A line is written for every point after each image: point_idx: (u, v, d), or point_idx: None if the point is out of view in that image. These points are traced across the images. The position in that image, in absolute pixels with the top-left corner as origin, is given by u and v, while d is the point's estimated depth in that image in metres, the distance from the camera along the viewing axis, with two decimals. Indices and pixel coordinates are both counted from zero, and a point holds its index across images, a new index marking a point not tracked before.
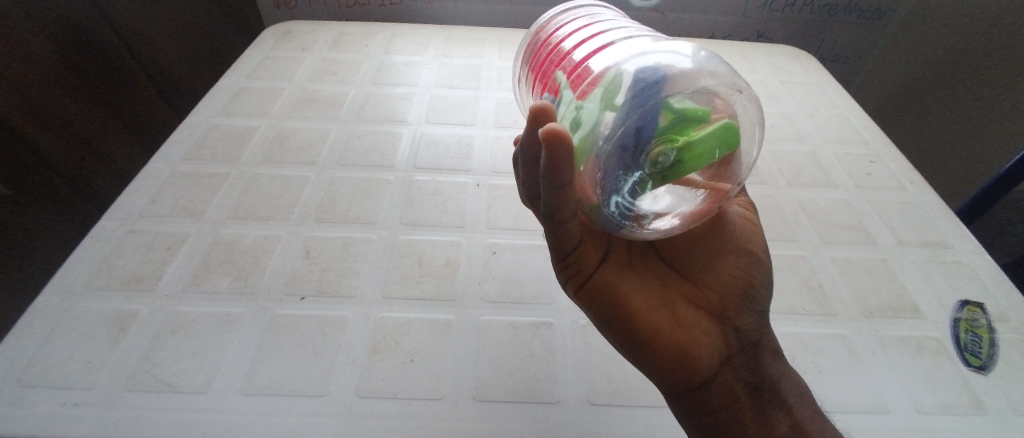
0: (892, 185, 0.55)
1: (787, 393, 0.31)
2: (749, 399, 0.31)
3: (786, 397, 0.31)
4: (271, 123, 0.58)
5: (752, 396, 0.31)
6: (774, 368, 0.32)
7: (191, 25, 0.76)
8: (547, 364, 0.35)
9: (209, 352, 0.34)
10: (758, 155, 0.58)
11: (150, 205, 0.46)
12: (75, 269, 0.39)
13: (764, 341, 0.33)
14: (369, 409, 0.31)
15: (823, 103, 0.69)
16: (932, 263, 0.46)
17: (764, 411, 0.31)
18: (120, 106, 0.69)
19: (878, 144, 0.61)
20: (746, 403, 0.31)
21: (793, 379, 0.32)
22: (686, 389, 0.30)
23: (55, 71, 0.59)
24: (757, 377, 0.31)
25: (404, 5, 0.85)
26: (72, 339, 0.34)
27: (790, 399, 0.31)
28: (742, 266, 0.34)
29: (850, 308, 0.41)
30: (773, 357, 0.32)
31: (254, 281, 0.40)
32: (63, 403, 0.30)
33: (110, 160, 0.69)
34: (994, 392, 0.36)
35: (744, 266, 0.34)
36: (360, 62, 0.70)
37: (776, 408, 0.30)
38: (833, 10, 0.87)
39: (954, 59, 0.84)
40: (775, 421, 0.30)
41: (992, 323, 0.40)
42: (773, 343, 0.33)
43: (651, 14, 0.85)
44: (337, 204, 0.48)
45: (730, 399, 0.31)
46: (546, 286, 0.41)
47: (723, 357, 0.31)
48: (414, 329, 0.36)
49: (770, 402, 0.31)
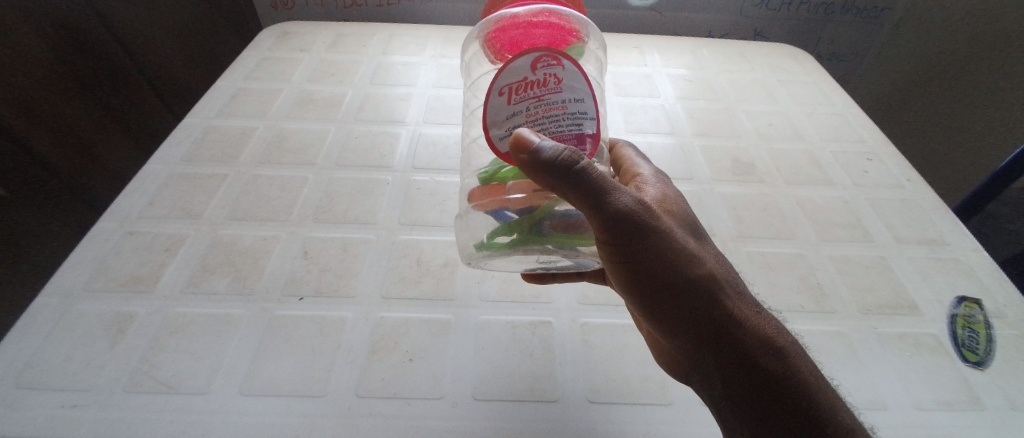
0: (890, 183, 0.55)
1: (748, 398, 0.26)
2: (721, 401, 0.28)
3: (743, 402, 0.26)
4: (269, 124, 0.58)
5: (717, 398, 0.28)
6: (715, 372, 0.27)
7: (190, 25, 0.75)
8: (547, 363, 0.35)
9: (209, 353, 0.34)
10: (756, 153, 0.58)
11: (148, 207, 0.46)
12: (73, 271, 0.39)
13: (692, 345, 0.27)
14: (369, 409, 0.31)
15: (821, 102, 0.69)
16: (931, 261, 0.46)
17: (735, 415, 0.27)
18: (115, 106, 0.68)
19: (875, 142, 0.61)
20: (720, 404, 0.28)
21: (777, 381, 0.26)
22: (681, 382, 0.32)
23: (53, 76, 0.60)
24: (708, 380, 0.28)
25: (402, 5, 0.85)
26: (71, 340, 0.34)
27: (774, 410, 0.25)
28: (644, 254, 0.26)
29: (848, 305, 0.41)
30: (708, 363, 0.27)
31: (253, 283, 0.40)
32: (62, 405, 0.30)
33: (112, 166, 0.70)
34: (993, 389, 0.36)
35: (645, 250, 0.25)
36: (359, 62, 0.70)
37: (736, 414, 0.27)
38: (830, 10, 0.87)
39: (953, 58, 0.84)
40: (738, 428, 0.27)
41: (989, 320, 0.41)
42: (742, 341, 0.26)
43: (649, 14, 0.85)
44: (336, 205, 0.48)
45: (710, 401, 0.29)
46: (545, 286, 0.41)
47: (679, 359, 0.30)
48: (413, 329, 0.36)
49: (732, 408, 0.27)
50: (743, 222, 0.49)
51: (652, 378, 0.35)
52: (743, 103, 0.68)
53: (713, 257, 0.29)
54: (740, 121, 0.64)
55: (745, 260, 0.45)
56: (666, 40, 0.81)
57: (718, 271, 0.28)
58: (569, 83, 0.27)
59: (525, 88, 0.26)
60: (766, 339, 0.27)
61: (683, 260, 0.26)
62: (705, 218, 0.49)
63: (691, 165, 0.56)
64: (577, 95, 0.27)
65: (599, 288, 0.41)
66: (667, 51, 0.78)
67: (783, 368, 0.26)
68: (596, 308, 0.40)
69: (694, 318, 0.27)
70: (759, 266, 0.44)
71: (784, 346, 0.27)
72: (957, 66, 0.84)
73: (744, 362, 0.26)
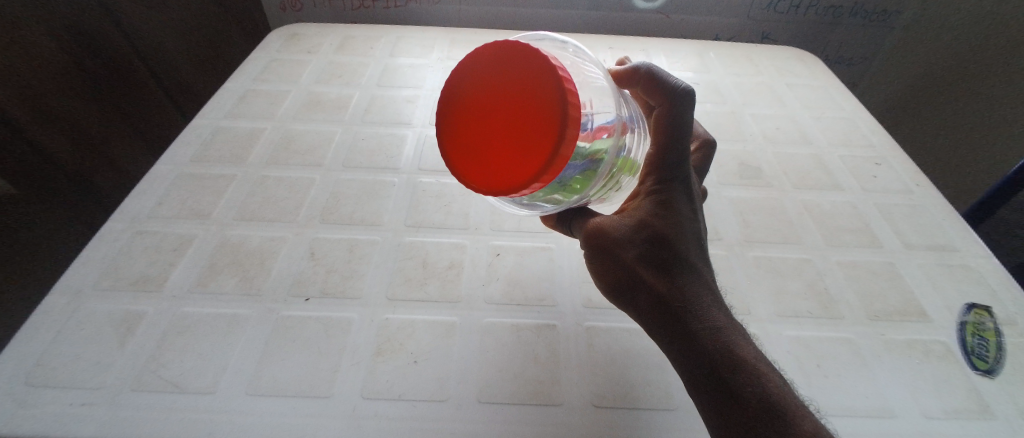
0: (898, 188, 0.55)
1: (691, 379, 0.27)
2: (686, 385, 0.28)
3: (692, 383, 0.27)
4: (277, 126, 0.58)
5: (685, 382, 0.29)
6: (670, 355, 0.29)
7: (200, 27, 0.76)
8: (552, 366, 0.35)
9: (215, 353, 0.34)
10: (762, 157, 0.58)
11: (157, 208, 0.46)
12: (84, 270, 0.40)
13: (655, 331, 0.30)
14: (372, 410, 0.31)
15: (829, 105, 0.68)
16: (940, 267, 0.46)
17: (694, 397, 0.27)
18: (124, 106, 0.69)
19: (883, 146, 0.61)
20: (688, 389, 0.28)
21: (712, 395, 0.26)
22: None
23: (67, 78, 0.61)
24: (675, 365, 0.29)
25: (409, 8, 0.85)
26: (80, 339, 0.34)
27: (712, 422, 0.26)
28: (605, 270, 0.31)
29: (856, 312, 0.41)
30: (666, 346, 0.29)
31: (259, 283, 0.40)
32: (71, 403, 0.31)
33: (118, 165, 0.71)
34: (1003, 397, 0.35)
35: (602, 268, 0.31)
36: (365, 64, 0.71)
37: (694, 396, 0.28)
38: (838, 13, 0.86)
39: (967, 59, 0.83)
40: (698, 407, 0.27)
41: (1000, 327, 0.40)
42: (677, 355, 0.27)
43: (656, 17, 0.85)
44: (342, 206, 0.48)
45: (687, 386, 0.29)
46: (550, 288, 0.41)
47: None
48: (418, 331, 0.37)
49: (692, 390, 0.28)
50: (750, 226, 0.49)
51: (656, 383, 0.34)
52: (749, 106, 0.67)
53: (670, 269, 0.28)
54: (746, 125, 0.63)
55: (751, 265, 0.45)
56: (672, 43, 0.81)
57: (662, 285, 0.28)
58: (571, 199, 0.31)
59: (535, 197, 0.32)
60: (705, 356, 0.26)
61: (625, 276, 0.29)
62: (711, 221, 0.49)
63: None
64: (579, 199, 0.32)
65: None
66: (673, 53, 0.78)
67: (717, 387, 0.25)
68: (601, 312, 0.40)
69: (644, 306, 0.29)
70: (764, 271, 0.44)
71: (732, 365, 0.25)
72: (970, 69, 0.83)
73: (683, 373, 0.27)
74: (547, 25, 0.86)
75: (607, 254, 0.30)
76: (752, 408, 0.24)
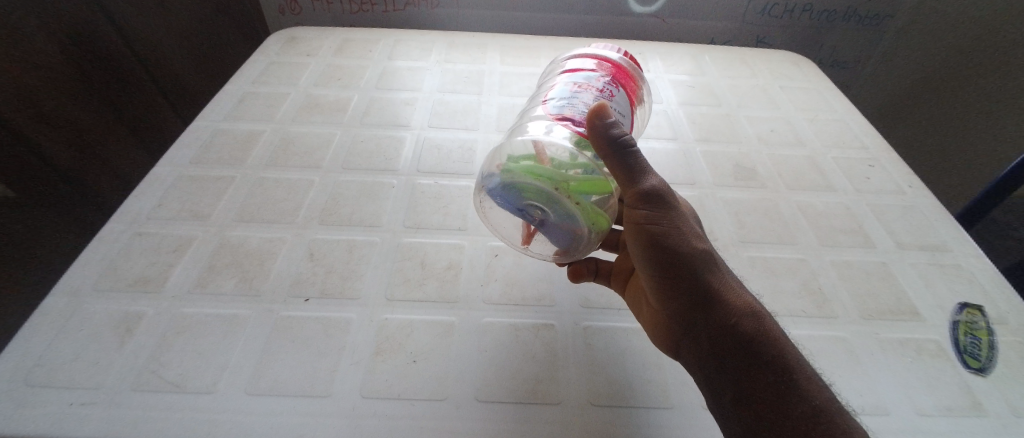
0: (892, 190, 0.56)
1: (761, 346, 0.27)
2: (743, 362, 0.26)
3: (759, 351, 0.26)
4: (276, 128, 0.58)
5: (740, 360, 0.27)
6: (732, 325, 0.27)
7: (198, 31, 0.77)
8: (550, 365, 0.35)
9: (214, 353, 0.34)
10: (758, 159, 0.59)
11: (156, 209, 0.47)
12: (82, 271, 0.40)
13: (710, 303, 0.28)
14: (372, 409, 0.32)
15: (823, 108, 0.69)
16: (932, 266, 0.47)
17: (755, 372, 0.26)
18: (122, 108, 0.69)
19: (877, 148, 0.62)
20: (742, 368, 0.26)
21: (763, 360, 0.26)
22: (712, 384, 0.28)
23: (65, 79, 0.61)
24: (728, 341, 0.27)
25: (407, 11, 0.86)
26: (79, 340, 0.35)
27: (778, 389, 0.25)
28: (661, 232, 0.29)
29: (850, 311, 0.42)
30: (723, 317, 0.28)
31: (258, 284, 0.40)
32: (69, 403, 0.31)
33: (116, 166, 0.71)
34: (994, 394, 0.36)
35: (666, 226, 0.29)
36: (365, 67, 0.71)
37: (757, 371, 0.26)
38: (832, 16, 0.87)
39: (960, 58, 0.84)
40: (759, 384, 0.26)
41: (991, 326, 0.41)
42: (736, 321, 0.27)
43: (651, 20, 0.86)
44: (341, 207, 0.48)
45: (736, 370, 0.27)
46: (548, 289, 0.41)
47: (697, 337, 0.29)
48: (417, 331, 0.37)
49: (756, 365, 0.26)
50: (745, 227, 0.49)
51: (654, 382, 0.35)
52: (745, 109, 0.68)
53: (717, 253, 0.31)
54: (742, 127, 0.64)
55: (746, 265, 0.45)
56: (668, 47, 0.82)
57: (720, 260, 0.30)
58: (618, 102, 0.35)
59: (587, 90, 0.34)
60: (766, 324, 0.28)
61: (684, 238, 0.29)
62: (705, 223, 0.49)
63: (692, 170, 0.56)
64: (621, 111, 0.35)
65: (602, 292, 0.42)
66: (669, 58, 0.79)
67: (785, 355, 0.26)
68: (599, 311, 0.40)
69: (706, 273, 0.29)
70: (760, 271, 0.45)
71: (777, 331, 0.28)
72: (966, 71, 0.84)
73: (736, 333, 0.27)
74: (544, 27, 0.87)
75: (677, 216, 0.30)
76: (814, 373, 0.26)
